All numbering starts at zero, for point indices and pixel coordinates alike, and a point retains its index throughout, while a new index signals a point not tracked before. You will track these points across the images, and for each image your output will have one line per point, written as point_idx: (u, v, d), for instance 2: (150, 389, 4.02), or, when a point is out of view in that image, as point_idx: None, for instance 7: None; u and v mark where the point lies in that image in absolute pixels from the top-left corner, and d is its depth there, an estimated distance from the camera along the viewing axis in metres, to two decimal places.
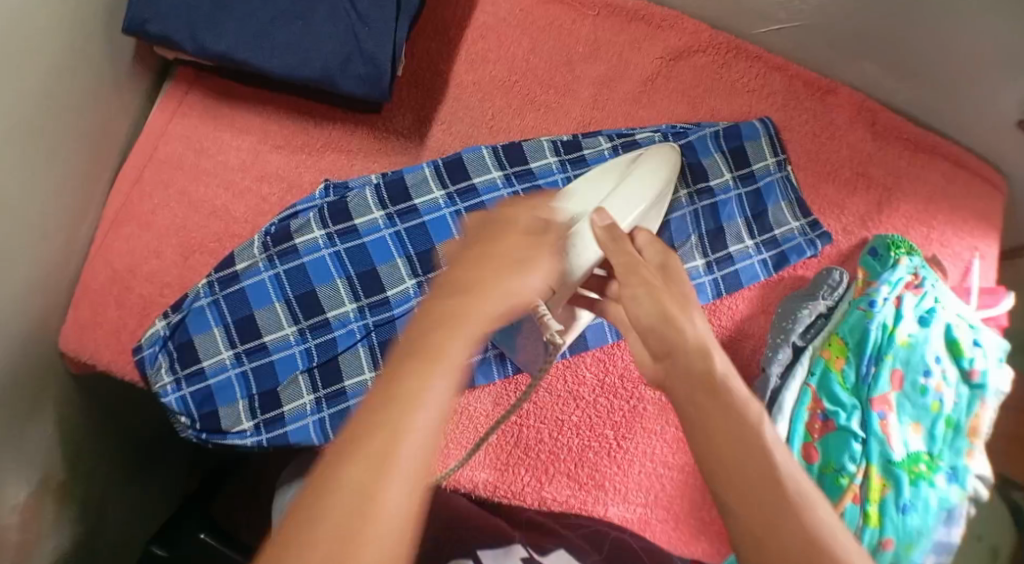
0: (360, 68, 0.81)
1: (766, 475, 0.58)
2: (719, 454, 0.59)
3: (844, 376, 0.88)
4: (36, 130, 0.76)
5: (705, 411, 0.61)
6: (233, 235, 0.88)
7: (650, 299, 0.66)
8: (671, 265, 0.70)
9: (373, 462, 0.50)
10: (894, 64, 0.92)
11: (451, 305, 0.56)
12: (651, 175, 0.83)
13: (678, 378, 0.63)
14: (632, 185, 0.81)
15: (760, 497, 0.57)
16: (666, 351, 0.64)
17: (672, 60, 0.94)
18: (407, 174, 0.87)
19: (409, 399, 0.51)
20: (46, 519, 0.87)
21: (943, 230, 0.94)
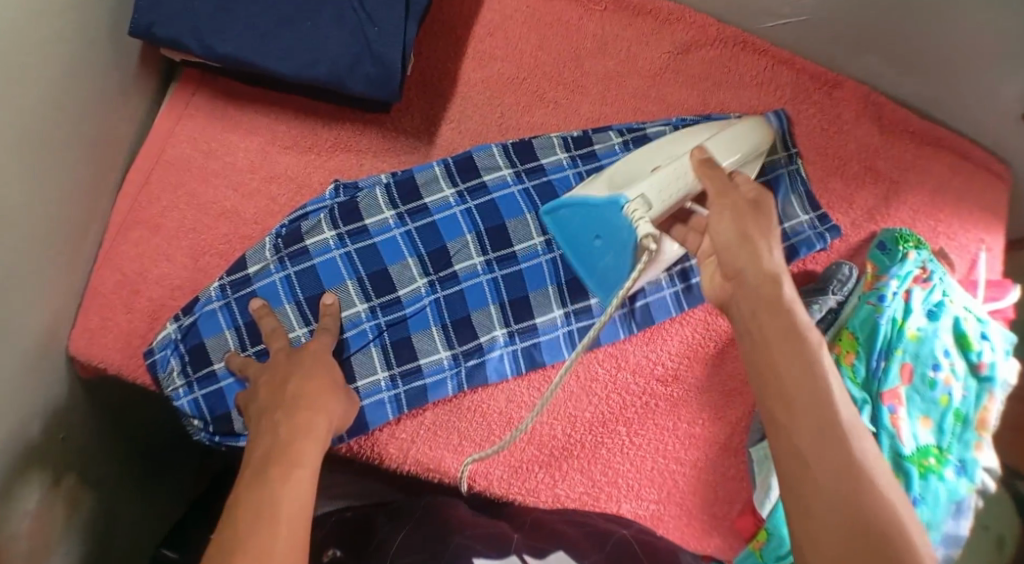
0: (369, 68, 0.81)
1: (820, 394, 0.65)
2: (783, 389, 0.66)
3: (854, 371, 0.88)
4: (41, 135, 0.75)
5: (767, 330, 0.69)
6: (243, 236, 0.88)
7: (731, 223, 0.73)
8: (765, 202, 0.74)
9: (271, 495, 0.65)
10: (902, 58, 0.92)
11: (290, 405, 0.74)
12: (744, 133, 0.83)
13: (743, 296, 0.71)
14: (724, 139, 0.81)
15: (812, 415, 0.64)
16: (733, 271, 0.72)
17: (679, 56, 0.94)
18: (417, 174, 0.87)
19: (287, 463, 0.68)
20: (58, 524, 0.87)
21: (950, 223, 0.94)
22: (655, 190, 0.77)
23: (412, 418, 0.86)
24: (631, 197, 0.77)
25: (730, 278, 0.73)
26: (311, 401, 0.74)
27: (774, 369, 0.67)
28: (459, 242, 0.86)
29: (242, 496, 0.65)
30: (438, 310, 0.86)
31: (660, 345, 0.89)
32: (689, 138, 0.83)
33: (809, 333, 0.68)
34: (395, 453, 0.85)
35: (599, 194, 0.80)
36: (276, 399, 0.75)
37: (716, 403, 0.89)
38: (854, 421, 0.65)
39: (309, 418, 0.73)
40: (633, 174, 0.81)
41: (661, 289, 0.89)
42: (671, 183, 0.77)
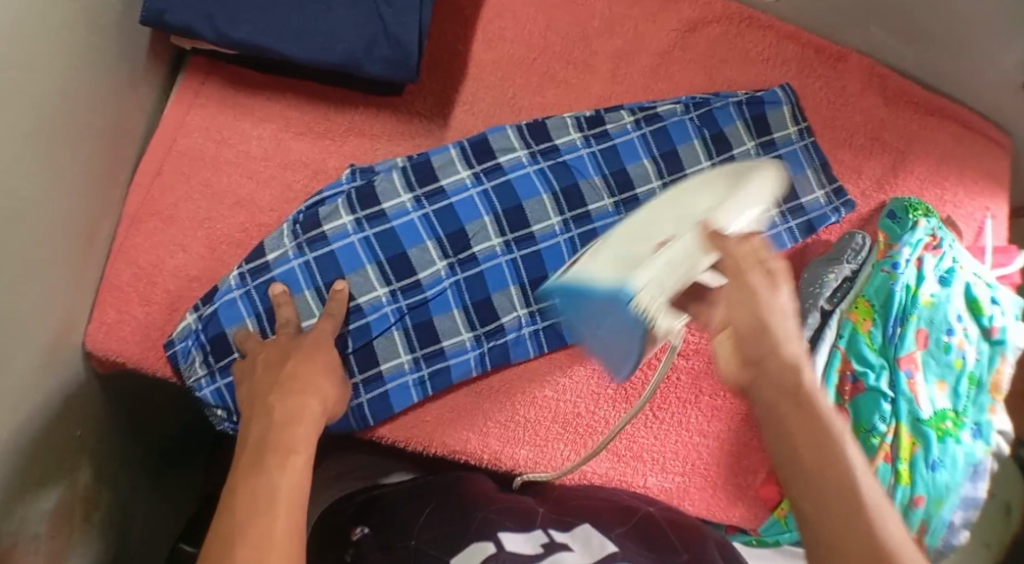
0: (385, 50, 0.81)
1: (845, 487, 0.53)
2: (800, 482, 0.55)
3: (871, 337, 0.88)
4: (57, 123, 0.74)
5: (785, 420, 0.57)
6: (259, 224, 0.87)
7: (744, 307, 0.60)
8: (774, 269, 0.60)
9: (270, 480, 0.62)
10: (903, 29, 0.93)
11: (284, 388, 0.72)
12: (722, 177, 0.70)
13: (764, 384, 0.58)
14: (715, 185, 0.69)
15: (840, 509, 0.53)
16: (753, 357, 0.59)
17: (686, 32, 0.95)
18: (433, 156, 0.87)
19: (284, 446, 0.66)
20: (78, 526, 0.85)
21: (956, 191, 0.95)
22: (664, 274, 0.63)
23: (437, 401, 0.86)
24: (637, 289, 0.64)
25: (747, 364, 0.59)
26: (312, 389, 0.73)
27: (796, 457, 0.55)
28: (477, 224, 0.86)
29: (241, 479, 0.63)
30: (459, 292, 0.86)
31: None
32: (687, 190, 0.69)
33: (836, 421, 0.56)
34: (421, 436, 0.85)
35: (601, 279, 0.66)
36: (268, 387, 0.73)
37: None
38: (886, 509, 0.54)
39: (303, 401, 0.71)
40: (633, 237, 0.67)
41: None
42: (684, 266, 0.63)
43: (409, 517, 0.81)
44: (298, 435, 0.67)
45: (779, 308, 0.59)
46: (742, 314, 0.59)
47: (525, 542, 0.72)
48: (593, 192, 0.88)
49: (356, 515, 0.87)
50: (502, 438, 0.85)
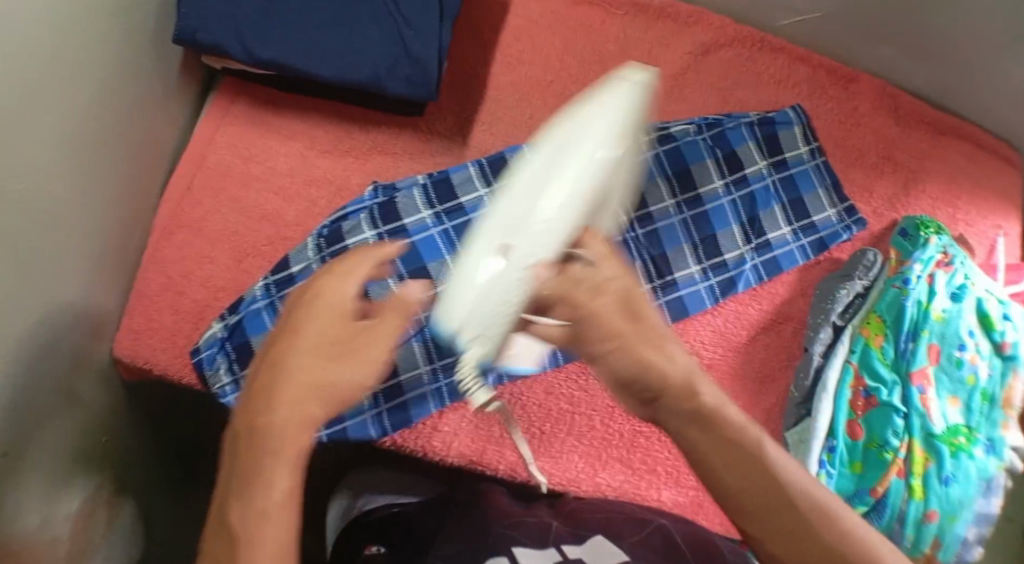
0: (407, 70, 0.84)
1: (771, 496, 0.57)
2: (735, 509, 0.59)
3: (883, 352, 0.88)
4: (89, 134, 0.77)
5: (708, 455, 0.59)
6: (285, 238, 0.90)
7: (626, 355, 0.61)
8: (633, 300, 0.61)
9: (256, 493, 0.51)
10: (913, 49, 0.95)
11: (278, 389, 0.53)
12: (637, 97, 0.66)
13: (669, 423, 0.61)
14: (614, 96, 0.65)
15: (777, 518, 0.57)
16: (651, 396, 0.61)
17: (699, 55, 0.97)
18: (453, 174, 0.90)
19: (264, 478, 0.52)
20: (101, 529, 0.86)
21: (968, 210, 0.96)
22: None
23: (455, 411, 0.88)
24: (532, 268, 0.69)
25: (646, 405, 0.62)
26: (325, 376, 0.54)
27: (725, 486, 0.58)
28: None
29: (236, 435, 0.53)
30: None
31: (694, 335, 0.91)
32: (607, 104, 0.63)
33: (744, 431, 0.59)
34: (438, 446, 0.87)
35: None
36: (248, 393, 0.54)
37: (751, 391, 0.90)
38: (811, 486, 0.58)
39: (324, 389, 0.54)
40: None
41: (695, 284, 0.92)
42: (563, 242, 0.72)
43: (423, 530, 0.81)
44: (289, 436, 0.53)
45: (636, 341, 0.60)
46: (591, 332, 0.61)
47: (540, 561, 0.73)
48: None
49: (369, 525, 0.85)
50: (517, 450, 0.87)
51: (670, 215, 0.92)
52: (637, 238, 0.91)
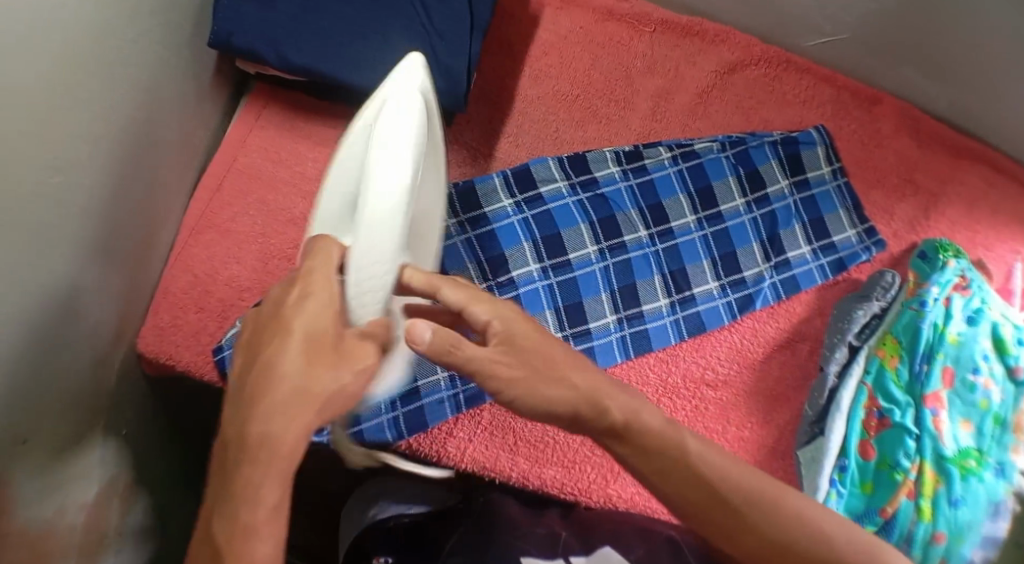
0: (437, 80, 0.86)
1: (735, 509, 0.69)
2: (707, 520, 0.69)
3: (898, 374, 0.89)
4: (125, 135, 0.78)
5: (678, 475, 0.68)
6: None
7: (532, 397, 0.61)
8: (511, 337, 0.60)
9: (247, 500, 0.52)
10: (938, 74, 0.96)
11: (267, 392, 0.53)
12: (422, 111, 0.67)
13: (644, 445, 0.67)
14: (420, 119, 0.66)
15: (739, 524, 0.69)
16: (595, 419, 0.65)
17: (725, 73, 0.98)
18: (478, 184, 0.90)
19: (251, 491, 0.52)
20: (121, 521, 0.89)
21: (988, 235, 0.97)
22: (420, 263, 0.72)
23: (471, 417, 0.89)
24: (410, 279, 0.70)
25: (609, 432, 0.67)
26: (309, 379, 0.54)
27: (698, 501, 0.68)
28: (517, 249, 0.90)
29: (227, 446, 0.54)
30: None
31: (709, 352, 0.92)
32: (413, 141, 0.65)
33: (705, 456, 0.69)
34: (453, 452, 0.87)
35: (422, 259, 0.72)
36: (239, 400, 0.54)
37: (764, 407, 0.92)
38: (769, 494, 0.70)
39: (305, 392, 0.54)
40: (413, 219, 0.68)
41: (714, 299, 0.93)
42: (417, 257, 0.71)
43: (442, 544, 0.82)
44: (278, 439, 0.53)
45: (510, 384, 0.60)
46: (499, 377, 0.60)
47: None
48: (629, 224, 0.92)
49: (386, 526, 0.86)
50: (531, 458, 0.88)
51: (691, 231, 0.93)
52: (657, 252, 0.92)
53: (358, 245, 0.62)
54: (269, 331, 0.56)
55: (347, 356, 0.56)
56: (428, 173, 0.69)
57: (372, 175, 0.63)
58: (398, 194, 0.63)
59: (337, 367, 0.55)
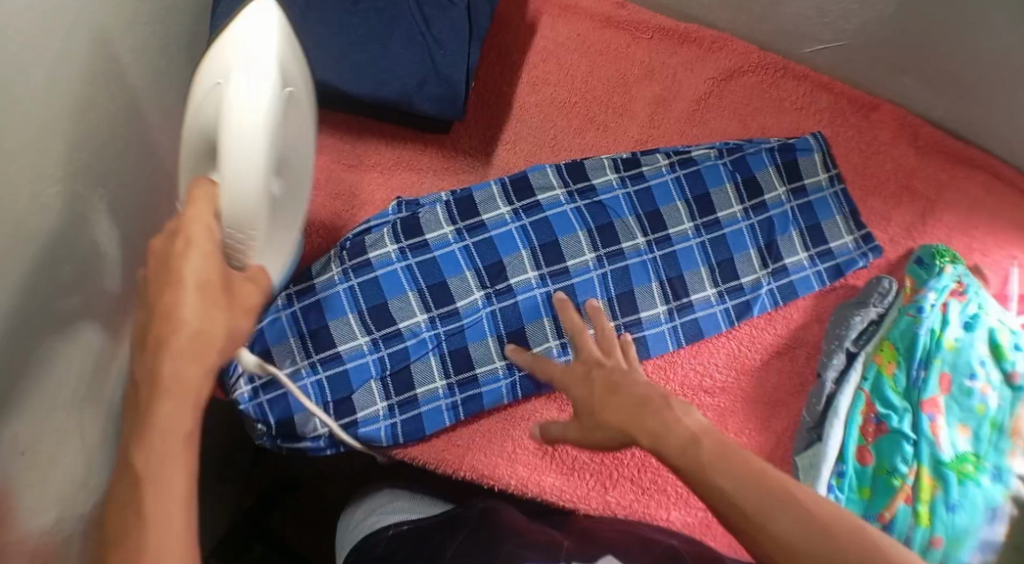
0: (436, 89, 0.87)
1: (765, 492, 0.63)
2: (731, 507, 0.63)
3: (895, 380, 0.89)
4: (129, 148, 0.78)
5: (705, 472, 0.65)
6: (309, 249, 0.92)
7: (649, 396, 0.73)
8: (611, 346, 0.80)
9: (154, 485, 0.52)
10: (935, 82, 0.96)
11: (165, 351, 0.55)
12: (300, 56, 0.67)
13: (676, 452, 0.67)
14: (299, 65, 0.66)
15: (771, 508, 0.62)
16: None
17: (723, 80, 0.98)
18: (476, 192, 0.91)
19: (156, 436, 0.53)
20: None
21: (984, 240, 0.97)
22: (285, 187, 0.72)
23: (468, 425, 0.89)
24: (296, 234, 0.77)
25: None
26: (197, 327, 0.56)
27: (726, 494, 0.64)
28: (515, 257, 0.90)
29: (137, 386, 0.55)
30: (495, 322, 0.89)
31: (706, 359, 0.92)
32: (273, 75, 0.62)
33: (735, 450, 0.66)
34: (451, 460, 0.88)
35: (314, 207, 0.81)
36: (142, 343, 0.55)
37: (761, 413, 0.92)
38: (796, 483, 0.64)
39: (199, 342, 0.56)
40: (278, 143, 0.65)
41: (711, 306, 0.93)
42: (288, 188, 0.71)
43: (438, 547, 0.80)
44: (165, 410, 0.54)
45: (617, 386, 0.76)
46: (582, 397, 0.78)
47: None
48: (627, 231, 0.92)
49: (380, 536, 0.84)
50: (529, 465, 0.89)
51: (688, 238, 0.93)
52: (655, 259, 0.93)
53: (226, 185, 0.61)
54: (160, 282, 0.56)
55: (236, 297, 0.59)
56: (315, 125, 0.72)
57: (232, 102, 0.60)
58: (257, 140, 0.61)
59: (232, 313, 0.58)
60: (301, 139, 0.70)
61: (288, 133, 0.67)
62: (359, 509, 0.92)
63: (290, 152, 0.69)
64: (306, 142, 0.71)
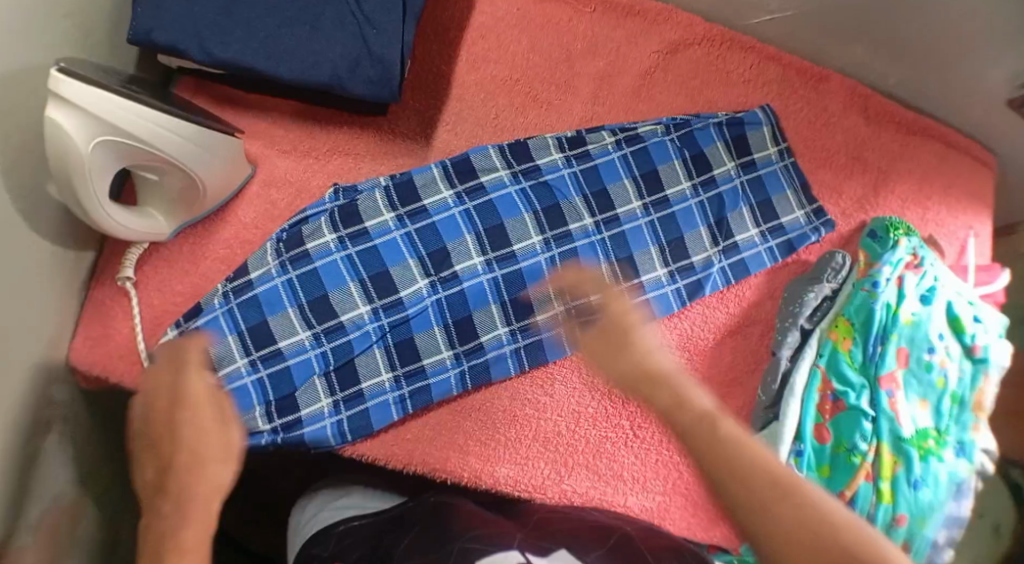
0: (369, 71, 0.84)
1: (777, 478, 0.62)
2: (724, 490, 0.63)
3: (852, 356, 0.86)
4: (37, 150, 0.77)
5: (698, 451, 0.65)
6: (245, 240, 0.89)
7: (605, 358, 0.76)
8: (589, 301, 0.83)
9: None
10: (883, 50, 0.94)
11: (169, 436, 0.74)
12: (100, 103, 0.72)
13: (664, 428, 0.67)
14: (79, 109, 0.72)
15: (767, 490, 0.62)
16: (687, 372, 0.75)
17: (668, 53, 0.96)
18: (416, 175, 0.88)
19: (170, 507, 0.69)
20: (81, 539, 0.88)
21: (938, 210, 0.96)
22: (184, 175, 0.82)
23: (416, 419, 0.86)
24: (206, 197, 0.86)
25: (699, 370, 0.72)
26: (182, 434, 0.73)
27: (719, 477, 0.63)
28: (458, 242, 0.87)
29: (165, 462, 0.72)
30: (440, 310, 0.86)
31: (660, 341, 0.90)
32: (72, 135, 0.72)
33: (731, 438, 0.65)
34: (402, 455, 0.85)
35: (240, 166, 0.87)
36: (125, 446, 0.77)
37: (718, 394, 0.90)
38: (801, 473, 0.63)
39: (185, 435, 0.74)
40: (114, 160, 0.76)
41: (662, 286, 0.90)
42: (177, 174, 0.81)
43: (389, 546, 0.76)
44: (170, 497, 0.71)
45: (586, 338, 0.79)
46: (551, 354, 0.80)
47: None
48: (574, 213, 0.90)
49: (329, 540, 0.80)
50: (483, 457, 0.86)
51: (637, 217, 0.91)
52: (604, 240, 0.90)
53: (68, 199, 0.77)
54: (200, 401, 0.74)
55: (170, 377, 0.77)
56: (158, 148, 0.77)
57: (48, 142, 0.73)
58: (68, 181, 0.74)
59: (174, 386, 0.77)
60: (121, 157, 0.77)
61: (121, 158, 0.77)
62: (310, 509, 0.88)
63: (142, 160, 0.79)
64: (144, 151, 0.77)
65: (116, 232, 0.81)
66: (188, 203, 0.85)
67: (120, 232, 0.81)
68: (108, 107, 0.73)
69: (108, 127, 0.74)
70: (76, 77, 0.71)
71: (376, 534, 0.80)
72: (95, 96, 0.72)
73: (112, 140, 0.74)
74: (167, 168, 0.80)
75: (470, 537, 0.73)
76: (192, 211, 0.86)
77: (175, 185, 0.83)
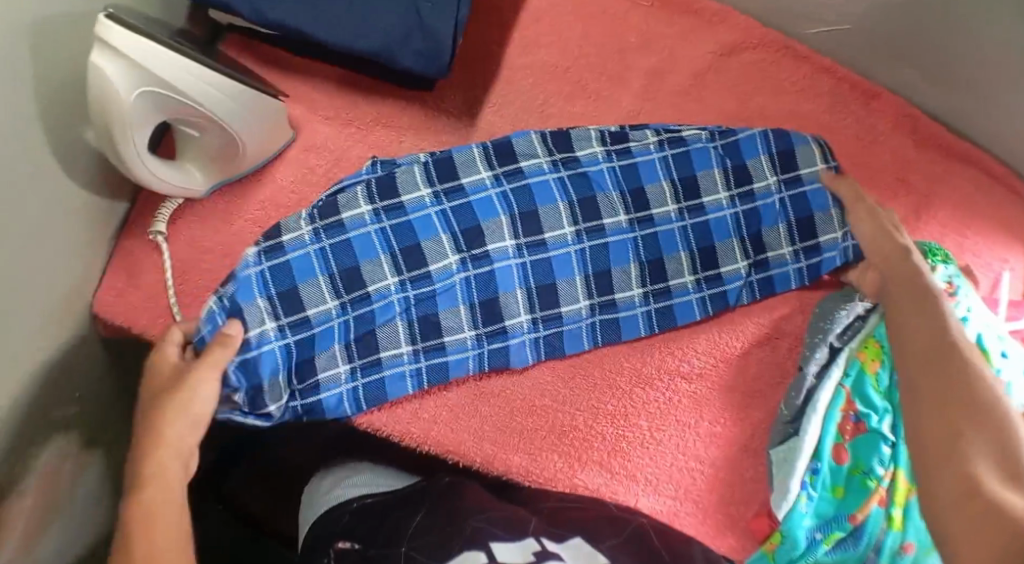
0: (419, 42, 0.82)
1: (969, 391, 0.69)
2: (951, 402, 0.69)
3: (878, 380, 0.85)
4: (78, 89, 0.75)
5: (934, 364, 0.72)
6: (278, 203, 0.88)
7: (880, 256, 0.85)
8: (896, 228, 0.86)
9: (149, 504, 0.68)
10: (938, 72, 0.93)
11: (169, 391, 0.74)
12: (143, 53, 0.71)
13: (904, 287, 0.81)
14: (123, 58, 0.71)
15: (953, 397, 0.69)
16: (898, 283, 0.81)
17: (721, 56, 0.95)
18: (455, 153, 0.87)
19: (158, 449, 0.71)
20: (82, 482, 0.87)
21: (976, 241, 0.93)
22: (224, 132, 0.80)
23: (437, 398, 0.86)
24: (244, 157, 0.84)
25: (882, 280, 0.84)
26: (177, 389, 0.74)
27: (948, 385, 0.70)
28: (493, 222, 0.86)
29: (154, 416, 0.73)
30: (468, 288, 0.85)
31: (686, 344, 0.89)
32: (111, 83, 0.71)
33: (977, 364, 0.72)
34: (416, 433, 0.84)
35: (281, 130, 0.86)
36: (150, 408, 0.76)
37: (737, 404, 0.89)
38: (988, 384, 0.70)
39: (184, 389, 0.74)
40: (154, 112, 0.75)
41: (688, 293, 0.90)
42: (216, 131, 0.80)
43: (398, 526, 0.76)
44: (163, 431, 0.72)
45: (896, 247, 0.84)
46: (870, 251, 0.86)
47: (517, 551, 0.70)
48: (609, 207, 0.89)
49: (334, 522, 0.79)
50: (496, 443, 0.84)
51: (671, 220, 0.90)
52: (637, 239, 0.89)
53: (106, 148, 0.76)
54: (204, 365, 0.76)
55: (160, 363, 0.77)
56: (200, 103, 0.76)
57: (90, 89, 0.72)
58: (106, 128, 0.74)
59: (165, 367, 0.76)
60: (154, 107, 0.75)
61: (161, 110, 0.76)
62: (323, 484, 0.87)
63: (180, 113, 0.77)
64: (180, 102, 0.76)
65: (151, 184, 0.80)
66: (223, 163, 0.84)
67: (156, 185, 0.81)
68: (150, 60, 0.71)
69: (149, 79, 0.72)
70: (113, 19, 0.70)
71: (384, 513, 0.79)
72: (138, 47, 0.71)
73: (152, 91, 0.73)
74: (208, 123, 0.79)
75: (479, 509, 0.75)
76: (228, 170, 0.85)
77: (213, 142, 0.82)
